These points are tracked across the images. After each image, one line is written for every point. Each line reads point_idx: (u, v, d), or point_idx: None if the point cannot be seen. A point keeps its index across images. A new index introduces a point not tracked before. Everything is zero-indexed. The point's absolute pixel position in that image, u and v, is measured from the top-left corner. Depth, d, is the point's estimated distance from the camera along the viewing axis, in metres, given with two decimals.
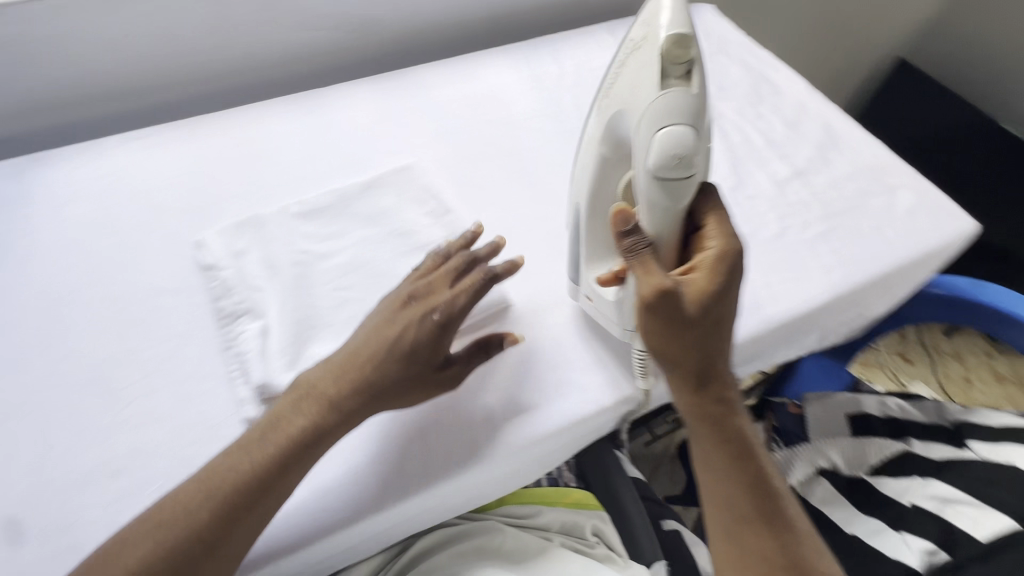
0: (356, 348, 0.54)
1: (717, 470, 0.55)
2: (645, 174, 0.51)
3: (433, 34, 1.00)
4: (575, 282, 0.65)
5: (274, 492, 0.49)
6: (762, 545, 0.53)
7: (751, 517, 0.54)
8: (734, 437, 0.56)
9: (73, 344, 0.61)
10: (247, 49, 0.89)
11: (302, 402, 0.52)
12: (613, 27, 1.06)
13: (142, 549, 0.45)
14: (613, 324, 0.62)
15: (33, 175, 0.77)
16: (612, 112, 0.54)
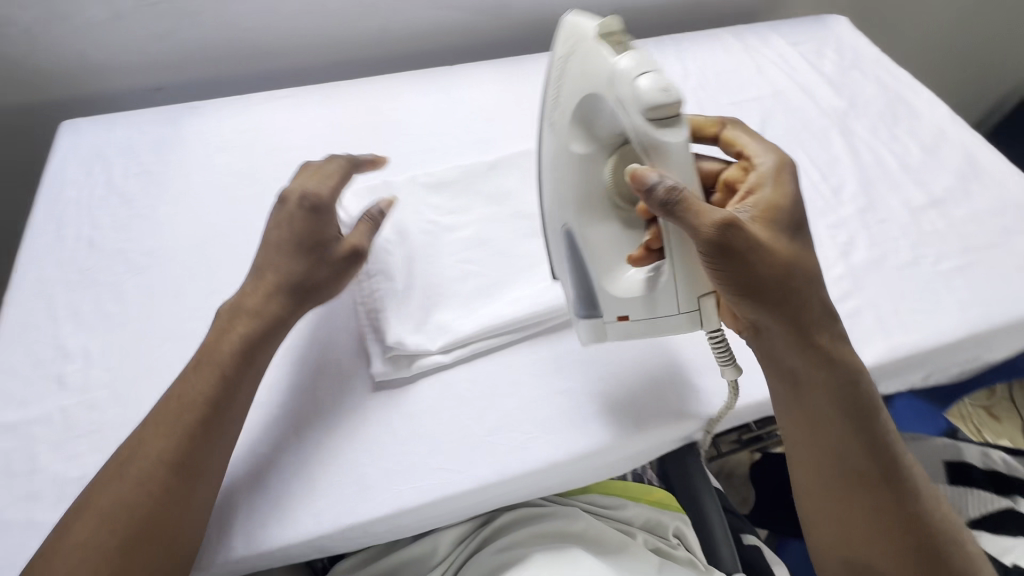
0: (280, 271, 0.56)
1: (827, 421, 0.53)
2: (637, 124, 0.47)
3: (559, 23, 1.03)
4: (592, 321, 0.54)
5: (217, 434, 0.50)
6: (883, 507, 0.51)
7: (864, 466, 0.52)
8: (842, 386, 0.53)
9: (217, 283, 0.66)
10: (385, 23, 0.93)
11: (226, 326, 0.54)
12: (741, 32, 1.03)
13: (126, 484, 0.46)
14: (668, 319, 0.51)
15: (189, 122, 0.83)
16: (578, 101, 0.51)
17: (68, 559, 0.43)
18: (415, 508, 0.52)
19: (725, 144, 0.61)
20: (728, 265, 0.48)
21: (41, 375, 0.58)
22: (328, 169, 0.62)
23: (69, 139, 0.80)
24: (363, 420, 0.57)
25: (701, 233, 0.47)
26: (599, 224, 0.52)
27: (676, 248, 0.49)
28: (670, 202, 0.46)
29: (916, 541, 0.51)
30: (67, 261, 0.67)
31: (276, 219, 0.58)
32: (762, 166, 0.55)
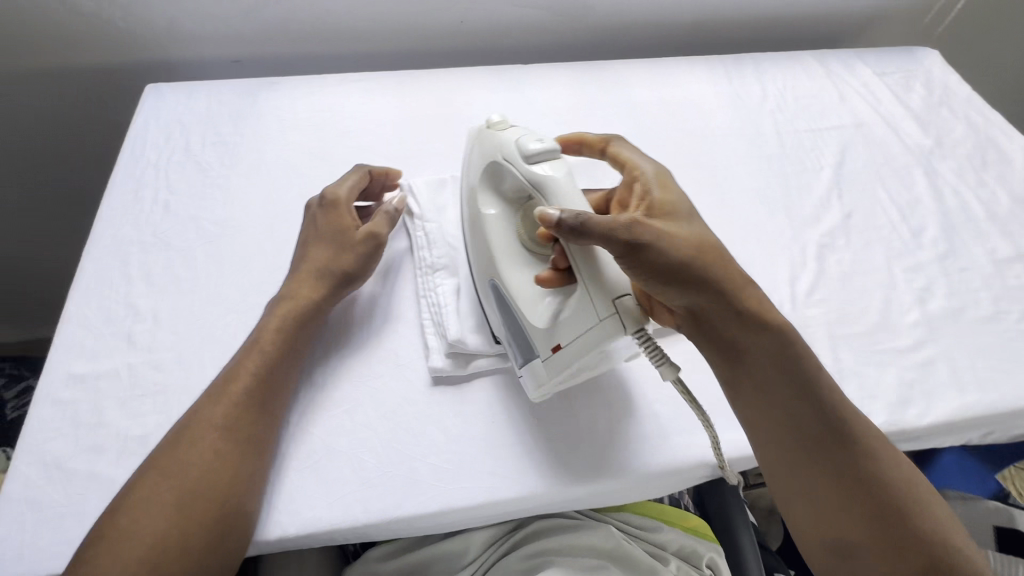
0: (319, 262, 0.60)
1: (775, 392, 0.54)
2: (529, 171, 0.55)
3: (635, 30, 1.03)
4: (532, 364, 0.55)
5: (269, 412, 0.51)
6: (848, 481, 0.51)
7: (813, 434, 0.53)
8: (785, 363, 0.54)
9: (283, 259, 0.66)
10: (465, 15, 0.93)
11: (274, 307, 0.57)
12: (824, 56, 1.00)
13: (189, 448, 0.47)
14: (592, 330, 0.50)
15: (265, 97, 0.84)
16: (481, 173, 0.60)
17: (131, 519, 0.44)
18: (464, 509, 0.52)
19: (611, 158, 0.64)
20: (633, 258, 0.50)
21: (111, 331, 0.60)
22: (345, 177, 0.66)
23: (151, 103, 0.82)
24: (418, 412, 0.57)
25: (600, 241, 0.49)
26: (515, 268, 0.56)
27: (582, 263, 0.51)
28: (573, 224, 0.49)
29: (891, 509, 0.50)
30: (142, 222, 0.69)
31: (307, 224, 0.63)
32: (644, 172, 0.60)
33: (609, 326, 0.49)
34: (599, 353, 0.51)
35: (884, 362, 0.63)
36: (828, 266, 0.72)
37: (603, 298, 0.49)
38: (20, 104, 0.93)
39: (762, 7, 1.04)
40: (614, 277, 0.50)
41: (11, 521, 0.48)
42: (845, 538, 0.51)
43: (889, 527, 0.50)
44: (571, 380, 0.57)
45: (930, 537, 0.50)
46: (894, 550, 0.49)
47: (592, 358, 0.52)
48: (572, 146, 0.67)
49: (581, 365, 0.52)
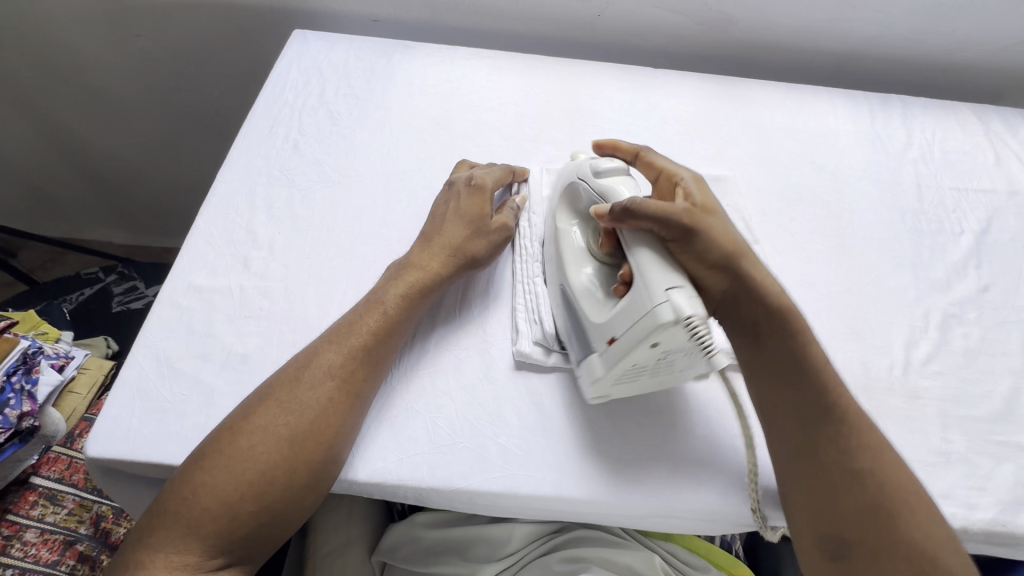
0: (453, 240, 0.61)
1: (818, 424, 0.50)
2: (596, 184, 0.58)
3: (776, 51, 0.98)
4: (590, 358, 0.53)
5: (377, 369, 0.54)
6: (844, 474, 0.48)
7: (851, 471, 0.48)
8: (818, 394, 0.50)
9: (394, 217, 0.69)
10: (605, 9, 0.92)
11: (395, 273, 0.59)
12: (985, 111, 0.91)
13: (307, 389, 0.50)
14: (643, 319, 0.47)
15: (399, 59, 0.86)
16: (557, 192, 0.64)
17: (249, 442, 0.47)
18: (526, 498, 0.52)
19: (643, 166, 0.62)
20: (685, 240, 0.51)
21: (230, 253, 0.64)
22: (493, 169, 0.69)
23: (296, 48, 0.86)
24: (497, 391, 0.57)
25: (648, 225, 0.51)
26: (582, 274, 0.57)
27: (640, 257, 0.50)
28: (624, 207, 0.51)
29: (884, 511, 0.46)
30: (272, 158, 0.73)
31: (444, 199, 0.65)
32: (683, 177, 0.58)
33: (659, 313, 0.46)
34: (656, 349, 0.48)
35: (1003, 456, 0.57)
36: (953, 338, 0.66)
37: (655, 287, 0.47)
38: (182, 34, 1.01)
39: (923, 48, 0.96)
40: (666, 270, 0.49)
41: (123, 404, 0.53)
42: (835, 535, 0.46)
43: (879, 527, 0.45)
44: (635, 386, 0.54)
45: (923, 548, 0.44)
46: (881, 546, 0.45)
47: (648, 354, 0.49)
48: (605, 151, 0.66)
49: (637, 360, 0.50)
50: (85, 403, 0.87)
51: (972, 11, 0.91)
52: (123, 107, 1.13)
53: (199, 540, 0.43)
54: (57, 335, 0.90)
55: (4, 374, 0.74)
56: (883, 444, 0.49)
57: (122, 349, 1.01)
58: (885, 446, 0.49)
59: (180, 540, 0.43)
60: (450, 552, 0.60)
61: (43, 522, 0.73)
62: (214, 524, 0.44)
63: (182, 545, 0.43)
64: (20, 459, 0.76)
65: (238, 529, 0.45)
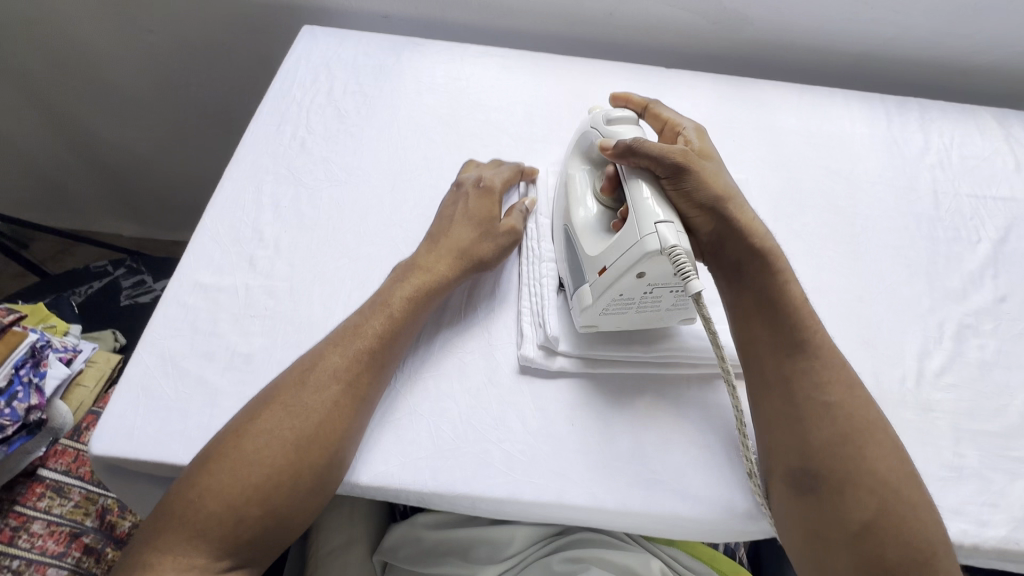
0: (461, 242, 0.61)
1: (798, 360, 0.52)
2: (606, 131, 0.59)
3: (791, 51, 0.96)
4: (580, 289, 0.56)
5: (383, 373, 0.53)
6: (817, 407, 0.50)
7: (831, 415, 0.50)
8: (804, 327, 0.53)
9: (400, 217, 0.68)
10: (617, 7, 0.90)
11: (402, 274, 0.59)
12: (1005, 116, 0.89)
13: (313, 392, 0.50)
14: (632, 248, 0.50)
15: (408, 57, 0.86)
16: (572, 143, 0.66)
17: (255, 446, 0.46)
18: (528, 504, 0.52)
19: (650, 119, 0.67)
20: (677, 178, 0.55)
21: (236, 250, 0.64)
22: (501, 170, 0.68)
23: (305, 44, 0.86)
24: (502, 396, 0.57)
25: (647, 163, 0.55)
26: (584, 212, 0.59)
27: (635, 191, 0.53)
28: (627, 146, 0.55)
29: (851, 442, 0.49)
30: (279, 155, 0.73)
31: (452, 201, 0.65)
32: (685, 129, 0.64)
33: (647, 242, 0.49)
34: (642, 279, 0.51)
35: (1017, 472, 0.56)
36: (967, 350, 0.64)
37: (646, 219, 0.51)
38: (192, 29, 1.01)
39: (944, 50, 0.94)
40: (658, 207, 0.52)
41: (127, 403, 0.53)
42: (803, 467, 0.48)
43: (846, 458, 0.48)
44: (621, 321, 0.57)
45: (884, 478, 0.47)
46: (849, 485, 0.47)
47: (634, 284, 0.52)
48: (617, 103, 0.69)
49: (622, 291, 0.53)
50: (92, 397, 0.88)
51: (994, 14, 0.89)
52: (134, 101, 1.14)
53: (205, 543, 0.43)
54: (65, 329, 0.90)
55: (13, 367, 0.74)
56: (854, 383, 0.52)
57: (129, 342, 1.02)
58: (856, 385, 0.52)
59: (186, 544, 0.43)
60: (451, 552, 0.59)
61: (50, 513, 0.74)
62: (220, 527, 0.44)
63: (187, 548, 0.43)
64: (26, 452, 0.77)
65: (244, 533, 0.45)
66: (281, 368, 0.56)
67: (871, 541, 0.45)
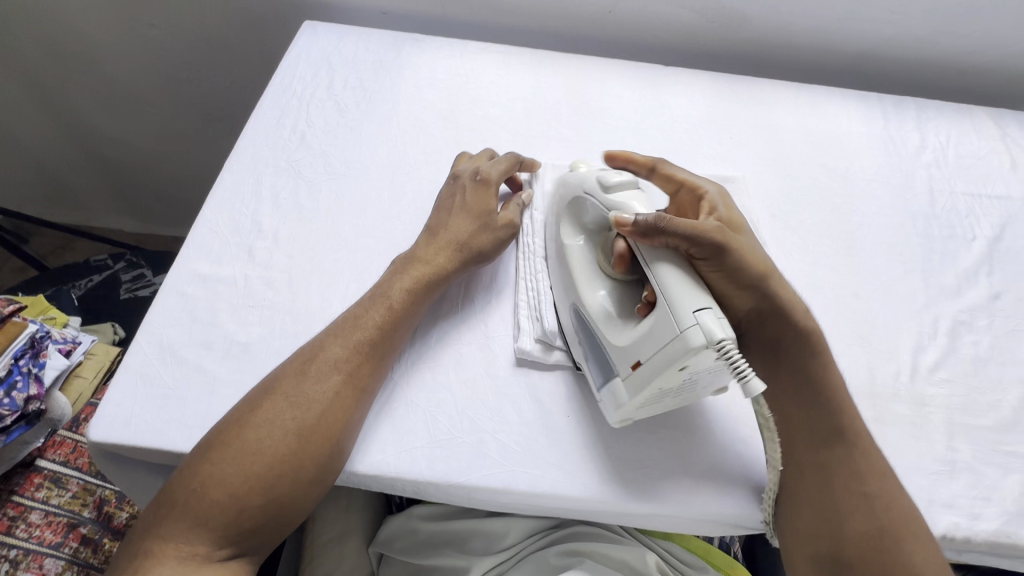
0: (459, 235, 0.61)
1: (835, 450, 0.51)
2: (608, 200, 0.56)
3: (788, 49, 0.96)
4: (612, 383, 0.52)
5: (381, 365, 0.54)
6: (855, 499, 0.49)
7: (867, 509, 0.48)
8: (835, 409, 0.53)
9: (399, 211, 0.69)
10: (616, 4, 0.91)
11: (401, 269, 0.59)
12: (1002, 116, 0.89)
13: (313, 382, 0.50)
14: (671, 343, 0.46)
15: (408, 52, 0.86)
16: (559, 211, 0.63)
17: (256, 436, 0.47)
18: (523, 495, 0.52)
19: (661, 179, 0.63)
20: (714, 258, 0.52)
21: (235, 242, 0.64)
22: (499, 160, 0.67)
23: (306, 39, 0.86)
24: (498, 388, 0.57)
25: (675, 243, 0.50)
26: (596, 296, 0.56)
27: (664, 277, 0.49)
28: (652, 224, 0.50)
29: (887, 535, 0.47)
30: (279, 148, 0.73)
31: (449, 194, 0.65)
32: (706, 191, 0.59)
33: (689, 337, 0.45)
34: (683, 373, 0.47)
35: (1010, 467, 0.56)
36: (962, 345, 0.65)
37: (683, 308, 0.46)
38: (193, 25, 1.02)
39: (940, 49, 0.95)
40: (693, 291, 0.47)
41: (125, 392, 0.53)
42: (834, 555, 0.47)
43: (884, 556, 0.46)
44: (655, 408, 0.53)
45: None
46: None
47: (675, 378, 0.48)
48: (618, 162, 0.66)
49: (663, 386, 0.49)
50: (90, 388, 0.88)
51: (991, 14, 0.89)
52: (134, 95, 1.14)
53: (207, 532, 0.44)
54: (64, 321, 0.91)
55: (12, 357, 0.75)
56: (889, 470, 0.51)
57: (128, 335, 1.02)
58: (890, 473, 0.51)
59: (189, 532, 0.44)
60: (447, 543, 0.59)
61: (48, 504, 0.74)
62: (222, 516, 0.44)
63: (189, 536, 0.43)
64: (25, 442, 0.77)
65: (246, 521, 0.45)
66: (278, 358, 0.56)
67: None
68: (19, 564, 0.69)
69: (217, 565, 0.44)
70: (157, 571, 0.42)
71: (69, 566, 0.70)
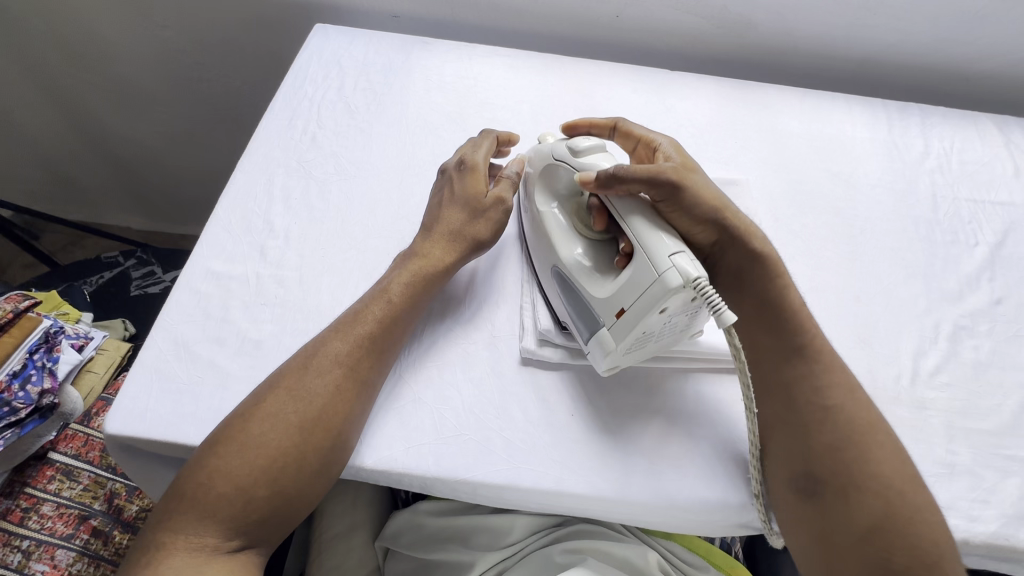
0: (452, 225, 0.62)
1: (792, 366, 0.54)
2: (576, 164, 0.58)
3: (794, 55, 0.97)
4: (598, 334, 0.54)
5: (383, 358, 0.55)
6: (817, 412, 0.51)
7: (829, 414, 0.51)
8: (797, 339, 0.55)
9: (408, 211, 0.70)
10: (623, 9, 0.92)
11: (401, 264, 0.60)
12: (1007, 123, 0.90)
13: (314, 376, 0.51)
14: (651, 288, 0.49)
15: (418, 55, 0.88)
16: (533, 178, 0.64)
17: (260, 429, 0.48)
18: (528, 491, 0.53)
19: (621, 137, 0.65)
20: (672, 199, 0.54)
21: (247, 241, 0.65)
22: (479, 145, 0.68)
23: (317, 42, 0.88)
24: (503, 386, 0.58)
25: (636, 188, 0.53)
26: (575, 254, 0.58)
27: (636, 226, 0.52)
28: (610, 174, 0.53)
29: (853, 447, 0.49)
30: (290, 149, 0.75)
31: (440, 188, 0.65)
32: (660, 143, 0.62)
33: (668, 278, 0.47)
34: (663, 315, 0.50)
35: (1010, 470, 0.57)
36: (963, 349, 0.66)
37: (659, 255, 0.49)
38: (206, 27, 1.03)
39: (945, 56, 0.95)
40: (664, 237, 0.50)
41: (141, 386, 0.54)
42: (808, 474, 0.50)
43: (847, 463, 0.49)
44: (638, 355, 0.55)
45: (887, 479, 0.48)
46: (853, 489, 0.48)
47: (658, 321, 0.50)
48: (579, 130, 0.68)
49: (646, 329, 0.51)
50: (102, 382, 0.90)
51: (997, 21, 0.90)
52: (143, 93, 1.15)
53: (215, 524, 0.45)
54: (77, 316, 0.93)
55: (26, 352, 0.76)
56: (848, 374, 0.54)
57: (139, 331, 1.04)
58: (854, 386, 0.53)
59: (198, 523, 0.45)
60: (452, 539, 0.60)
61: (60, 496, 0.76)
62: (230, 508, 0.45)
63: (198, 529, 0.45)
64: (38, 435, 0.78)
65: (253, 513, 0.46)
66: (289, 354, 0.57)
67: (880, 542, 0.46)
68: (31, 555, 0.70)
69: (226, 558, 0.45)
70: (170, 563, 0.43)
71: (80, 557, 0.71)
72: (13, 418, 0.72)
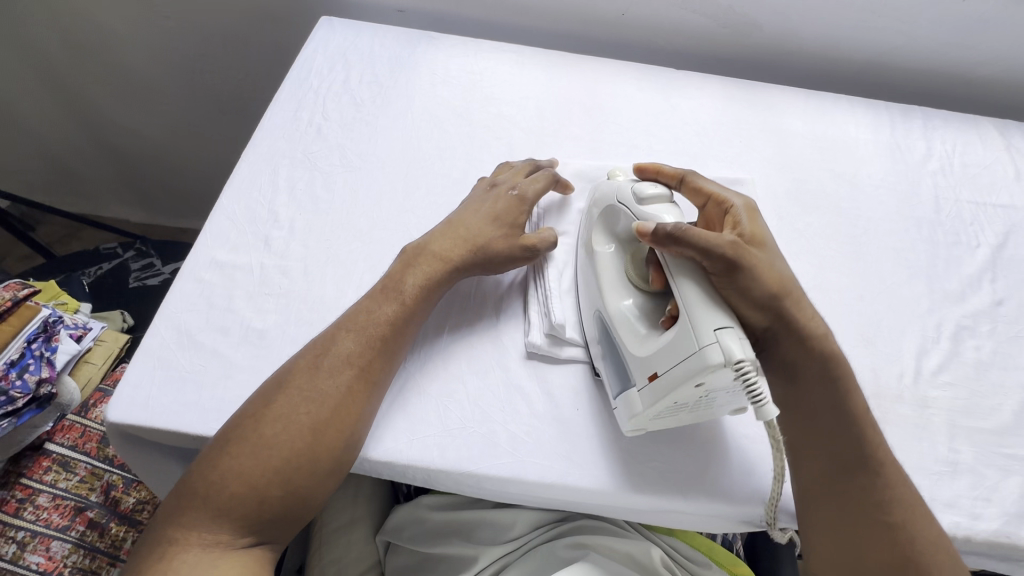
0: (471, 232, 0.61)
1: (850, 472, 0.50)
2: (638, 212, 0.55)
3: (798, 55, 0.98)
4: (626, 393, 0.52)
5: (392, 358, 0.54)
6: (875, 526, 0.48)
7: (889, 525, 0.48)
8: (857, 440, 0.50)
9: (413, 205, 0.70)
10: (628, 7, 0.92)
11: (414, 264, 0.59)
12: (1008, 127, 0.90)
13: (327, 376, 0.51)
14: (689, 359, 0.46)
15: (424, 49, 0.87)
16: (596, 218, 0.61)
17: (274, 428, 0.48)
18: (532, 485, 0.53)
19: (690, 191, 0.61)
20: (728, 274, 0.50)
21: (252, 231, 0.65)
22: (537, 179, 0.66)
23: (322, 34, 0.87)
24: (509, 378, 0.58)
25: (691, 254, 0.49)
26: (622, 305, 0.55)
27: (686, 292, 0.48)
28: (668, 233, 0.49)
29: (911, 566, 0.46)
30: (295, 140, 0.74)
31: (481, 197, 0.65)
32: (733, 205, 0.57)
33: (708, 354, 0.45)
34: (699, 389, 0.47)
35: (1011, 469, 0.57)
36: (964, 350, 0.66)
37: (704, 327, 0.46)
38: (209, 19, 1.03)
39: (947, 60, 0.96)
40: (713, 310, 0.47)
41: (143, 373, 0.54)
42: None
43: None
44: (668, 421, 0.53)
45: None
46: None
47: (690, 393, 0.48)
48: (647, 174, 0.65)
49: (678, 399, 0.48)
50: (99, 373, 0.89)
51: (999, 26, 0.90)
52: (144, 86, 1.15)
53: (230, 520, 0.45)
54: (75, 306, 0.92)
55: (24, 341, 0.76)
56: (910, 484, 0.50)
57: (138, 324, 1.03)
58: (914, 498, 0.49)
59: (211, 520, 0.44)
60: (455, 533, 0.60)
61: (56, 487, 0.74)
62: (245, 506, 0.45)
63: (212, 525, 0.44)
64: (33, 426, 0.77)
65: (268, 511, 0.46)
66: (293, 344, 0.57)
67: None
68: (26, 547, 0.70)
69: (242, 552, 0.45)
70: (181, 558, 0.43)
71: (76, 549, 0.70)
72: (9, 407, 0.72)
